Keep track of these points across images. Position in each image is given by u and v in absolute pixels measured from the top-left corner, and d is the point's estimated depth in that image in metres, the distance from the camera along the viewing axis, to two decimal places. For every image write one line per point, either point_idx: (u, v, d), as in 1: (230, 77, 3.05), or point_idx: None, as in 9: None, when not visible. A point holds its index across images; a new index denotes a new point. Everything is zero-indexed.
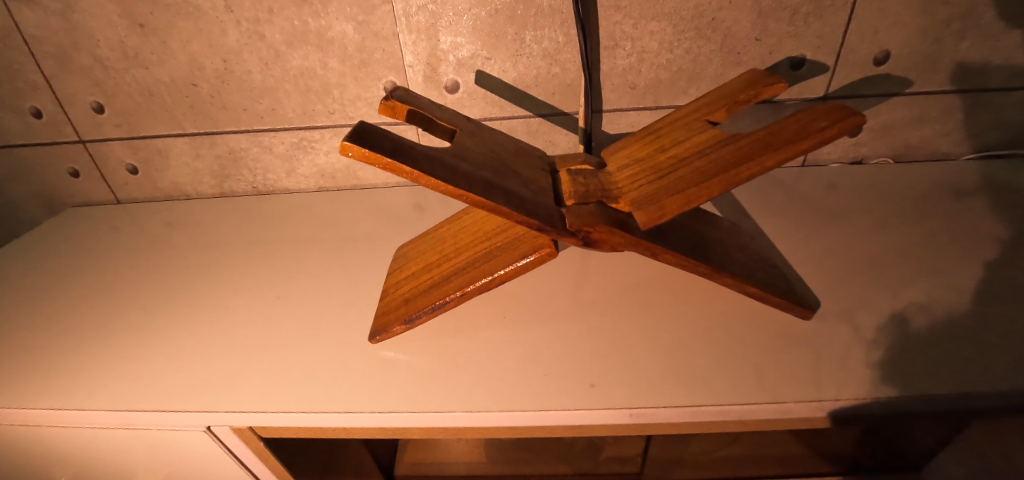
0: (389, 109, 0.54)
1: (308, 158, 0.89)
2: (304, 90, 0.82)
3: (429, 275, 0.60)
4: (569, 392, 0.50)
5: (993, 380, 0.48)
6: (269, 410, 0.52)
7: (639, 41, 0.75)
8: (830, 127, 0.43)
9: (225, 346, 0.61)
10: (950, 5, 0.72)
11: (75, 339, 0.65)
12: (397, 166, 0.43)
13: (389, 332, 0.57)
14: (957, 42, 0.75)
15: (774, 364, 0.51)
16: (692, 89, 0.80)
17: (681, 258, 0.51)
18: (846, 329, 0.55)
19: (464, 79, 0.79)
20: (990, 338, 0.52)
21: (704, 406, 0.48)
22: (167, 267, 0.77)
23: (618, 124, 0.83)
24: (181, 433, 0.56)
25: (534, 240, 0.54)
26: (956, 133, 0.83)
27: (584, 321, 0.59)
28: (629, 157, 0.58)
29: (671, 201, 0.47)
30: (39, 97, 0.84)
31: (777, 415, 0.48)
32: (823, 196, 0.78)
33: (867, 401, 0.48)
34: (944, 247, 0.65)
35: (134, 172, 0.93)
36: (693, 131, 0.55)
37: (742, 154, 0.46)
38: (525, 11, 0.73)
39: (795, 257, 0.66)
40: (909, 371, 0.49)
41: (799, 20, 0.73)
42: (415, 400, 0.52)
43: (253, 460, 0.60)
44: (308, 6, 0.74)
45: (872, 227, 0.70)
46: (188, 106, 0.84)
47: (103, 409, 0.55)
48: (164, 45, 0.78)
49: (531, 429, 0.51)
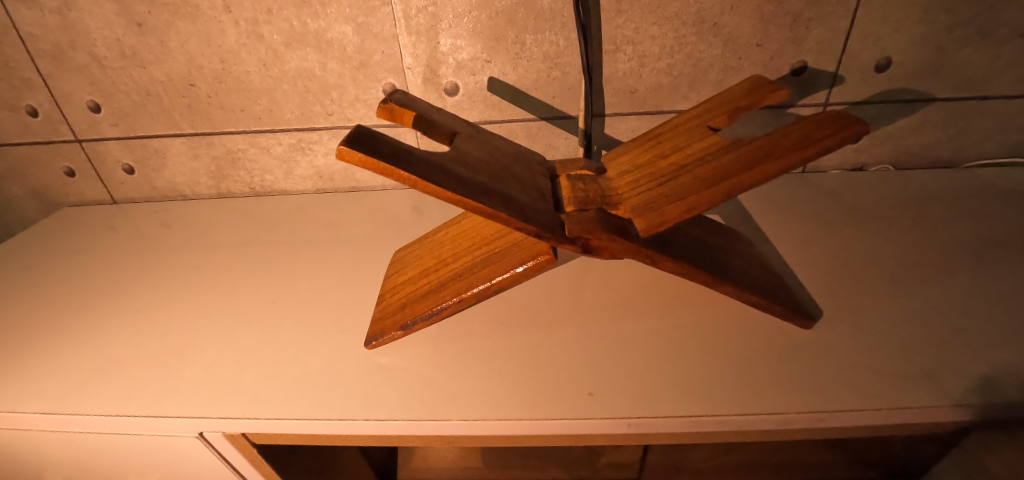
0: (388, 112, 0.54)
1: (306, 160, 0.89)
2: (303, 92, 0.81)
3: (427, 280, 0.60)
4: (566, 401, 0.49)
5: (996, 391, 0.47)
6: (262, 416, 0.52)
7: (640, 45, 0.75)
8: (832, 137, 0.42)
9: (220, 349, 0.60)
10: (952, 12, 0.71)
11: (68, 341, 0.64)
12: (394, 171, 0.42)
13: (386, 337, 0.56)
14: (959, 50, 0.75)
15: (775, 375, 0.51)
16: (694, 94, 0.79)
17: (681, 266, 0.50)
18: (847, 338, 0.54)
19: (464, 81, 0.79)
20: (994, 348, 0.52)
21: (704, 417, 0.47)
22: (161, 269, 0.76)
23: (618, 129, 0.83)
24: (175, 438, 0.55)
25: (533, 246, 0.53)
26: (957, 141, 0.83)
27: (583, 329, 0.58)
28: (628, 163, 0.58)
29: (672, 208, 0.46)
30: (35, 95, 0.83)
31: (778, 426, 0.47)
32: (823, 203, 0.78)
33: (869, 412, 0.47)
34: (944, 255, 0.64)
35: (131, 171, 0.92)
36: (694, 137, 0.55)
37: (743, 162, 0.46)
38: (526, 14, 0.72)
39: (796, 264, 0.66)
40: (910, 383, 0.49)
41: (801, 25, 0.73)
42: (410, 407, 0.51)
43: (245, 466, 0.59)
44: (308, 6, 0.73)
45: (873, 236, 0.69)
46: (185, 106, 0.84)
47: (93, 414, 0.54)
48: (162, 45, 0.78)
49: (529, 438, 0.51)
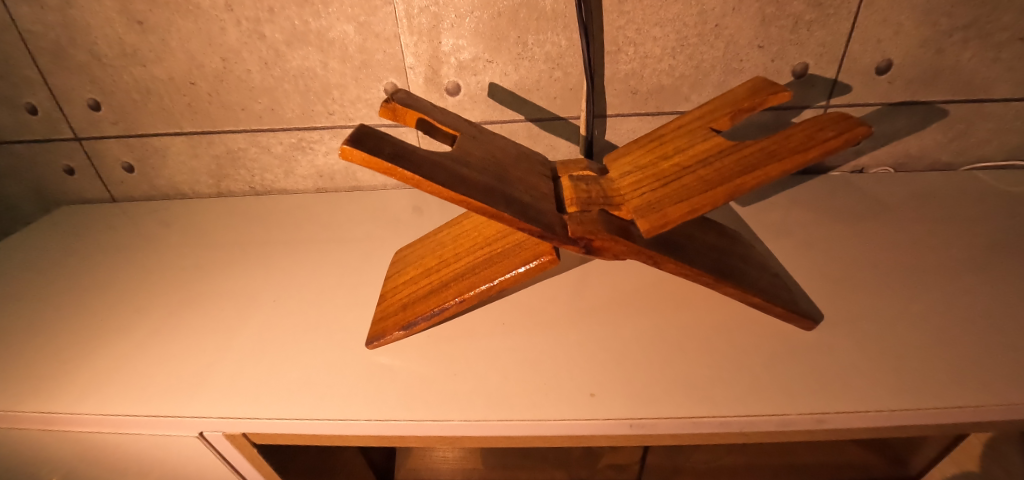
0: (390, 112, 0.54)
1: (306, 159, 0.89)
2: (304, 91, 0.81)
3: (428, 280, 0.60)
4: (569, 401, 0.49)
5: (1000, 394, 0.47)
6: (262, 416, 0.52)
7: (642, 46, 0.75)
8: (835, 138, 0.43)
9: (220, 349, 0.60)
10: (954, 15, 0.72)
11: (67, 340, 0.64)
12: (398, 171, 0.43)
13: (388, 337, 0.57)
14: (960, 53, 0.75)
15: (777, 376, 0.51)
16: (695, 96, 0.79)
17: (684, 266, 0.50)
18: (847, 339, 0.54)
19: (465, 82, 0.79)
20: (995, 351, 0.52)
21: (706, 418, 0.47)
22: (162, 268, 0.76)
23: (620, 130, 0.83)
24: (174, 438, 0.55)
25: (535, 247, 0.53)
26: (957, 144, 0.83)
27: (584, 329, 0.58)
28: (631, 163, 0.58)
29: (675, 208, 0.47)
30: (35, 93, 0.83)
31: (779, 427, 0.47)
32: (823, 205, 0.78)
33: (872, 414, 0.47)
34: (945, 258, 0.65)
35: (131, 170, 0.92)
36: (696, 138, 0.55)
37: (746, 163, 0.46)
38: (528, 14, 0.72)
39: (797, 266, 0.66)
40: (911, 385, 0.49)
41: (802, 28, 0.73)
42: (411, 407, 0.51)
43: (245, 466, 0.59)
44: (310, 6, 0.73)
45: (874, 239, 0.69)
46: (186, 104, 0.83)
47: (92, 413, 0.54)
48: (163, 43, 0.77)
49: (530, 439, 0.51)
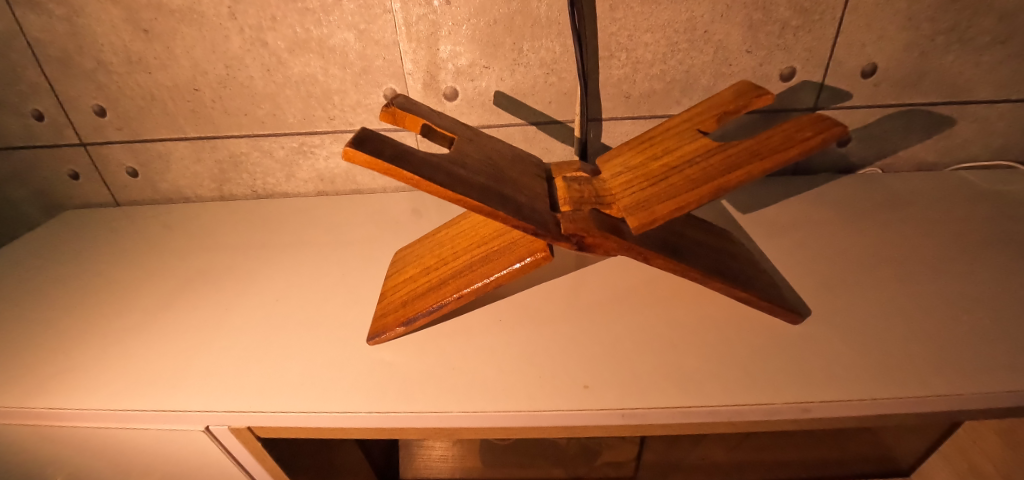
0: (390, 116, 0.56)
1: (307, 163, 0.91)
2: (305, 97, 0.83)
3: (427, 278, 0.62)
4: (564, 394, 0.51)
5: (977, 382, 0.50)
6: (267, 410, 0.53)
7: (633, 52, 0.77)
8: (814, 138, 0.45)
9: (224, 347, 0.62)
10: (935, 20, 0.74)
11: (73, 339, 0.65)
12: (398, 172, 0.45)
13: (388, 334, 0.58)
14: (942, 56, 0.77)
15: (765, 368, 0.53)
16: (686, 99, 0.82)
17: (672, 262, 0.52)
18: (833, 333, 0.56)
19: (463, 87, 0.81)
20: (974, 342, 0.54)
21: (694, 408, 0.49)
22: (166, 270, 0.77)
23: (614, 133, 0.85)
24: (180, 434, 0.56)
25: (529, 244, 0.55)
26: (943, 144, 0.86)
27: (579, 324, 0.60)
28: (622, 164, 0.60)
29: (663, 207, 0.49)
30: (42, 100, 0.85)
31: (766, 416, 0.49)
32: (812, 204, 0.80)
33: (855, 402, 0.49)
34: (929, 255, 0.67)
35: (134, 175, 0.94)
36: (684, 139, 0.57)
37: (730, 162, 0.48)
38: (523, 22, 0.75)
39: (785, 263, 0.68)
40: (893, 376, 0.51)
41: (789, 33, 0.75)
42: (411, 400, 0.53)
43: (250, 460, 0.61)
44: (312, 14, 0.75)
45: (862, 237, 0.71)
46: (190, 110, 0.85)
47: (100, 408, 0.56)
48: (168, 51, 0.80)
49: (527, 430, 0.52)
